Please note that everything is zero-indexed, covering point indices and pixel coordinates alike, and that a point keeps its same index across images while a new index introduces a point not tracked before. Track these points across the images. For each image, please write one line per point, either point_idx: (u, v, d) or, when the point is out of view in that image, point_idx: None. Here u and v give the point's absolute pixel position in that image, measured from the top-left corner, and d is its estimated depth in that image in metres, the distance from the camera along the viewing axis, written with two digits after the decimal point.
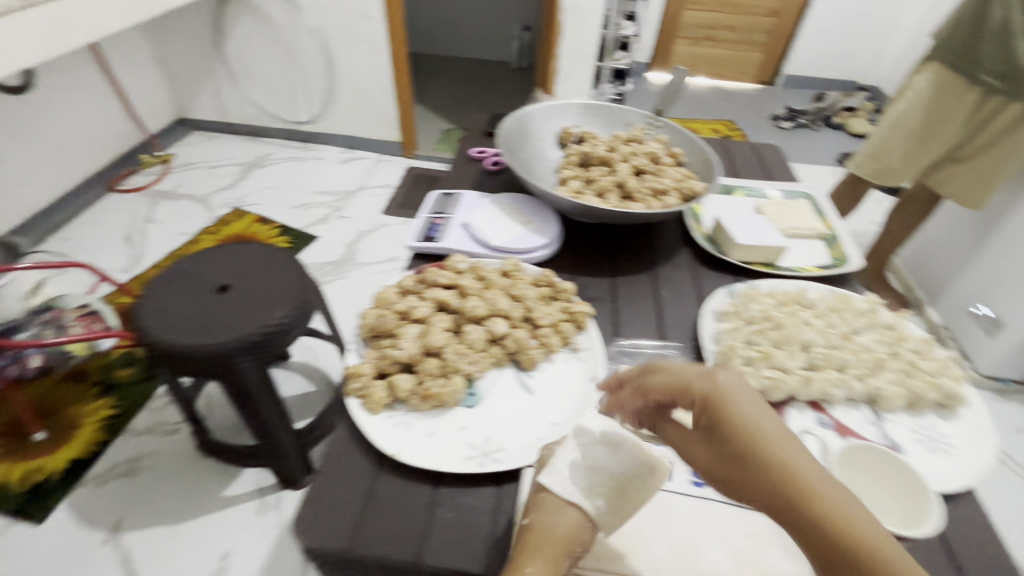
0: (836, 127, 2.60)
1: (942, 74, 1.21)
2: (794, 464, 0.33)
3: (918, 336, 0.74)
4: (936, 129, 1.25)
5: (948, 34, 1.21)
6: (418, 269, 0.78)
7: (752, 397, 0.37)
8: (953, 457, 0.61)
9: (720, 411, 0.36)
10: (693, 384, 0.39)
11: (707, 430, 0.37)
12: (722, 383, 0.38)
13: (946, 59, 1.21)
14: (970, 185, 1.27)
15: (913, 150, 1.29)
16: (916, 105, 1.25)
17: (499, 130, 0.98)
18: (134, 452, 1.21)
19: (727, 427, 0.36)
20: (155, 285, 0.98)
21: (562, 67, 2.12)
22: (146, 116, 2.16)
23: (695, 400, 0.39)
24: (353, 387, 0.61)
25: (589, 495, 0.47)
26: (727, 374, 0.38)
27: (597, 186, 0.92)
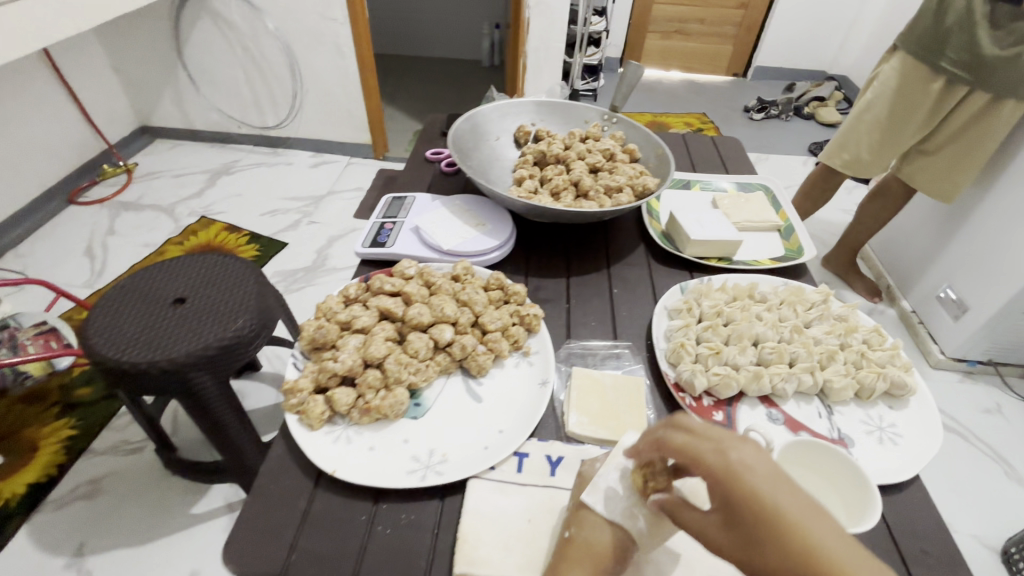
0: (805, 117, 2.62)
1: (908, 63, 1.20)
2: (818, 548, 0.32)
3: (871, 326, 0.74)
4: (905, 120, 1.24)
5: (914, 22, 1.19)
6: (365, 276, 0.76)
7: (769, 474, 0.34)
8: (901, 448, 0.61)
9: (739, 497, 0.34)
10: (705, 461, 0.36)
11: (724, 510, 0.35)
12: (737, 463, 0.34)
13: (911, 48, 1.19)
14: (940, 178, 1.28)
15: (883, 142, 1.29)
16: (885, 96, 1.24)
17: (451, 131, 0.96)
18: (95, 473, 1.16)
19: (745, 510, 0.34)
20: (101, 309, 0.92)
21: (531, 64, 2.10)
22: (105, 126, 2.09)
23: (708, 479, 0.36)
24: (290, 403, 0.59)
25: (633, 513, 0.46)
26: (742, 452, 0.35)
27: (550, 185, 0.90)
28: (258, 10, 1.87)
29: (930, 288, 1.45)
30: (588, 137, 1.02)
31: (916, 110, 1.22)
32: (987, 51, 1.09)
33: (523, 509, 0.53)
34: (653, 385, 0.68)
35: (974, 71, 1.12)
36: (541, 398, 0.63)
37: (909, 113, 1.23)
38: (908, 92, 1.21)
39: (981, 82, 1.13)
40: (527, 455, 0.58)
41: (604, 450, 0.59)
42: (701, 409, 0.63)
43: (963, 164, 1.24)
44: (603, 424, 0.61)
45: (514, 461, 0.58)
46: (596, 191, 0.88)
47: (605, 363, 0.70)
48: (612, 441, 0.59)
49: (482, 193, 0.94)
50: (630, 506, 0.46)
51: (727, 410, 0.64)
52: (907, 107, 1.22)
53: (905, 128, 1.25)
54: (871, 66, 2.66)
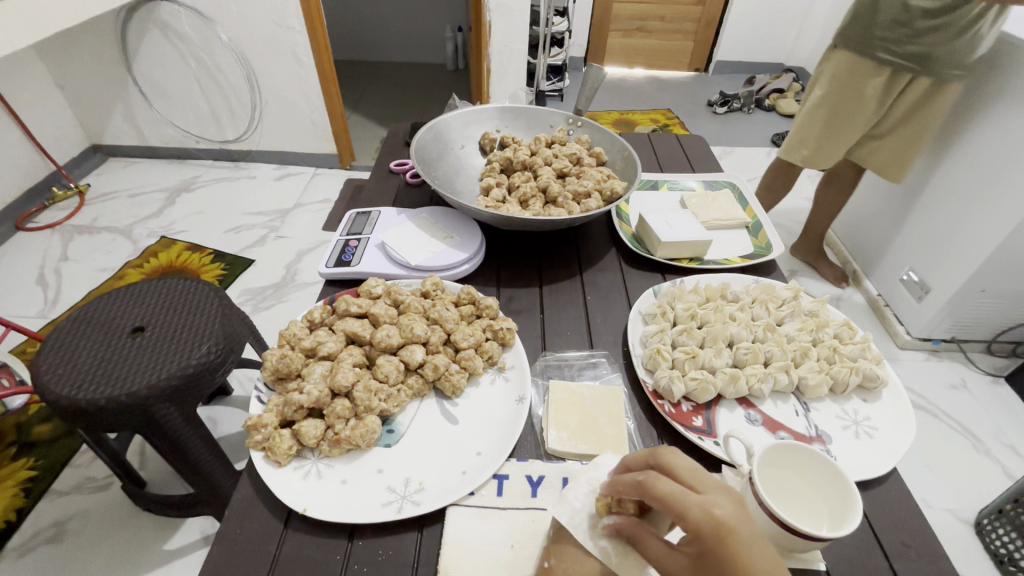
0: (767, 109, 2.68)
1: (849, 57, 1.21)
2: None
3: (840, 319, 0.75)
4: (856, 112, 1.25)
5: (849, 20, 1.21)
6: (330, 298, 0.73)
7: (750, 533, 0.37)
8: (876, 441, 0.62)
9: (722, 552, 0.36)
10: (690, 514, 0.38)
11: (700, 560, 0.37)
12: (723, 519, 0.37)
13: (851, 43, 1.20)
14: (895, 158, 1.31)
15: (839, 134, 1.29)
16: (832, 91, 1.25)
17: (413, 142, 0.93)
18: (58, 515, 1.09)
19: (722, 566, 0.36)
20: (53, 342, 0.87)
21: (495, 67, 2.08)
22: (53, 146, 1.99)
23: (690, 531, 0.38)
24: (254, 440, 0.56)
25: (595, 537, 0.46)
26: (727, 509, 0.37)
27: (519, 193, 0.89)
28: (210, 20, 1.80)
29: (894, 271, 1.49)
30: (554, 141, 1.01)
31: (865, 101, 1.22)
32: (928, 39, 1.11)
33: (505, 535, 0.51)
34: (631, 393, 0.67)
35: (916, 60, 1.14)
36: (518, 415, 0.61)
37: (861, 105, 1.23)
38: (856, 86, 1.22)
39: (927, 69, 1.15)
40: (507, 476, 0.56)
41: (584, 465, 0.58)
42: (680, 415, 0.62)
43: (915, 144, 1.28)
44: (582, 438, 0.59)
45: (494, 484, 0.56)
46: (565, 197, 0.87)
47: (582, 373, 0.69)
48: (591, 455, 0.58)
49: (449, 203, 0.92)
50: (594, 527, 0.47)
51: (706, 414, 0.63)
52: (857, 100, 1.23)
53: (858, 120, 1.26)
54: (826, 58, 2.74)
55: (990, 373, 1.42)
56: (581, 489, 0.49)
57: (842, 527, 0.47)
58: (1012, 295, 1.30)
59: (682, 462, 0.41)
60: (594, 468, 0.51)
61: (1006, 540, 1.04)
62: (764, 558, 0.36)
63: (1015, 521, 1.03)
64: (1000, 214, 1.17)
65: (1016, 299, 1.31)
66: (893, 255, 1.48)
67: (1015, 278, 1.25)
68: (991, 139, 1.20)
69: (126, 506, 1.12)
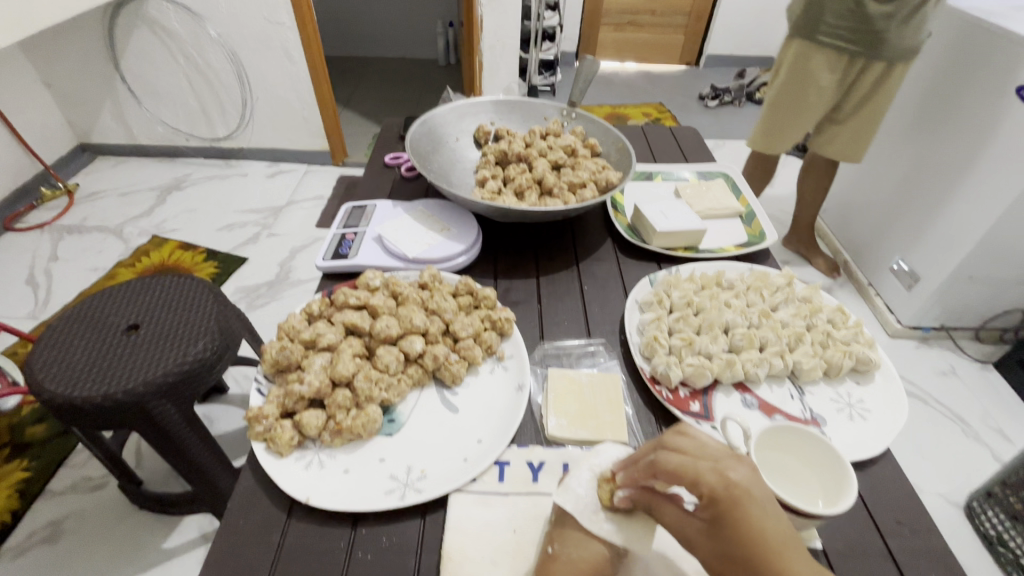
0: (758, 102, 2.70)
1: (802, 47, 1.21)
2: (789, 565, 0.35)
3: (833, 305, 0.76)
4: (819, 99, 1.25)
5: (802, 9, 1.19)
6: (328, 291, 0.73)
7: (760, 496, 0.38)
8: (870, 422, 0.63)
9: (735, 512, 0.37)
10: (703, 477, 0.39)
11: (713, 523, 0.38)
12: (735, 482, 0.38)
13: (804, 33, 1.20)
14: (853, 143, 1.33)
15: (797, 121, 1.31)
16: (790, 80, 1.25)
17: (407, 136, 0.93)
18: (55, 515, 1.09)
19: (734, 526, 0.37)
20: (45, 341, 0.87)
21: (487, 62, 2.07)
22: (40, 145, 1.96)
23: (703, 494, 0.39)
24: (256, 431, 0.56)
25: (597, 520, 0.47)
26: (740, 472, 0.39)
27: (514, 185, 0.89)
28: (198, 17, 1.79)
29: (884, 260, 1.51)
30: (549, 133, 1.01)
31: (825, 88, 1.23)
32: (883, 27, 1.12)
33: (508, 520, 0.52)
34: (629, 380, 0.67)
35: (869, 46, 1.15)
36: (518, 403, 0.62)
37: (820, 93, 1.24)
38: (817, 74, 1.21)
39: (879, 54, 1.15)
40: (508, 463, 0.57)
41: (585, 450, 0.58)
42: (677, 401, 0.63)
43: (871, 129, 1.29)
44: (582, 425, 0.60)
45: (495, 470, 0.56)
46: (560, 187, 0.87)
47: (581, 362, 0.69)
48: (592, 441, 0.59)
49: (445, 196, 0.92)
50: (596, 513, 0.47)
51: (703, 399, 0.64)
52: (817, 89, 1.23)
53: (820, 107, 1.26)
54: None
55: (979, 360, 1.44)
56: (583, 477, 0.49)
57: (840, 502, 0.48)
58: (1000, 283, 1.32)
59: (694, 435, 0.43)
60: (595, 455, 0.51)
61: (997, 521, 1.06)
62: (771, 518, 0.37)
63: (1005, 503, 1.05)
64: (986, 203, 1.18)
65: (1004, 286, 1.34)
66: (883, 245, 1.50)
67: (1002, 265, 1.27)
68: (972, 128, 1.21)
69: (123, 505, 1.11)
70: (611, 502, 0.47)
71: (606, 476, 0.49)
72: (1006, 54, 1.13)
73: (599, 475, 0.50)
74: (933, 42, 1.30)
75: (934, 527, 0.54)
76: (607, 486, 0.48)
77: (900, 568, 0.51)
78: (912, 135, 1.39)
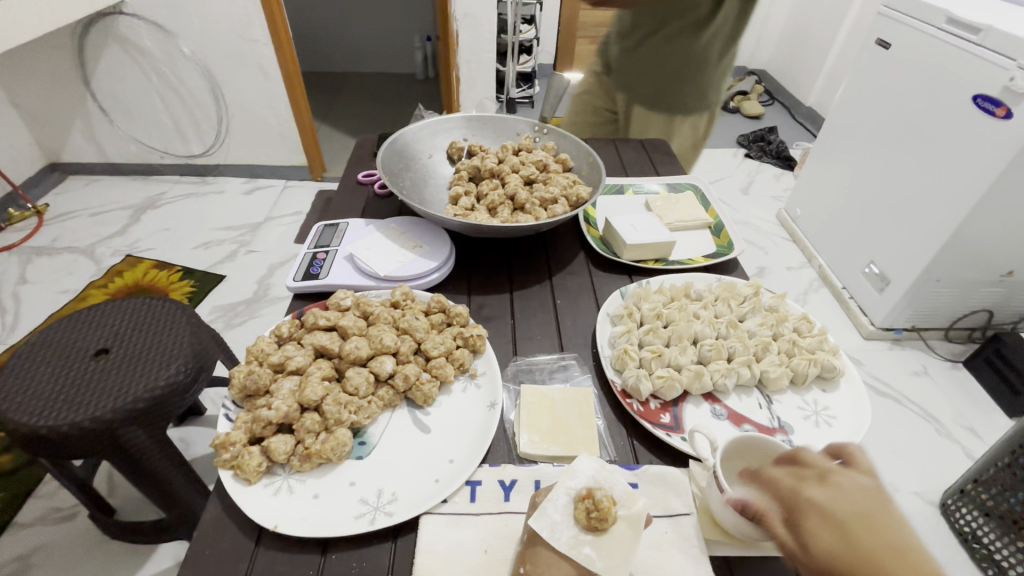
0: (732, 112, 2.84)
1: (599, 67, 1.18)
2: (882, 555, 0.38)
3: (800, 313, 0.78)
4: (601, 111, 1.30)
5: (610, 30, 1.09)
6: (299, 312, 0.73)
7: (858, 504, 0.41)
8: (835, 428, 0.64)
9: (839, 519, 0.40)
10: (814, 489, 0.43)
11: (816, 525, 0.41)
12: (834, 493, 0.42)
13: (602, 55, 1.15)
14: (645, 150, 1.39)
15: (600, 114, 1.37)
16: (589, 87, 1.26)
17: (378, 154, 0.93)
18: (21, 549, 1.05)
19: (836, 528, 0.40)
20: (10, 364, 0.85)
21: (464, 76, 2.09)
22: (8, 166, 1.92)
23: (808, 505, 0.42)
24: (222, 459, 0.55)
25: (577, 545, 0.47)
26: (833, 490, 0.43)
27: (487, 201, 0.90)
28: (171, 34, 1.78)
29: (856, 264, 1.54)
30: (521, 149, 1.02)
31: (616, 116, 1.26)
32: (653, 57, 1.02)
33: (479, 539, 0.52)
34: (601, 395, 0.68)
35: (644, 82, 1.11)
36: (490, 420, 0.62)
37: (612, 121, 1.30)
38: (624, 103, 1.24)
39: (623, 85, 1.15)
40: (480, 482, 0.57)
41: (558, 466, 0.58)
42: (648, 413, 0.64)
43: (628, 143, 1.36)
44: (554, 440, 0.60)
45: (467, 490, 0.56)
46: (531, 203, 0.88)
47: (553, 376, 0.70)
48: (564, 457, 0.59)
49: (418, 213, 0.93)
50: (574, 536, 0.48)
51: (674, 411, 0.65)
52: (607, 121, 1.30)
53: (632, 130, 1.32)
54: (791, 61, 2.90)
55: (948, 360, 1.50)
56: (559, 501, 0.50)
57: None
58: (966, 284, 1.36)
59: (813, 456, 0.46)
60: (571, 477, 0.51)
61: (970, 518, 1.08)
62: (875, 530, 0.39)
63: (977, 501, 1.06)
64: (946, 207, 1.22)
65: (969, 288, 1.38)
66: (856, 250, 1.53)
67: (965, 267, 1.31)
68: (928, 136, 1.25)
69: (94, 536, 1.08)
70: (588, 522, 0.48)
71: (582, 496, 0.49)
72: (960, 63, 1.16)
73: (576, 495, 0.50)
74: (894, 51, 1.33)
75: None
76: (583, 506, 0.48)
77: None
78: (876, 141, 1.42)
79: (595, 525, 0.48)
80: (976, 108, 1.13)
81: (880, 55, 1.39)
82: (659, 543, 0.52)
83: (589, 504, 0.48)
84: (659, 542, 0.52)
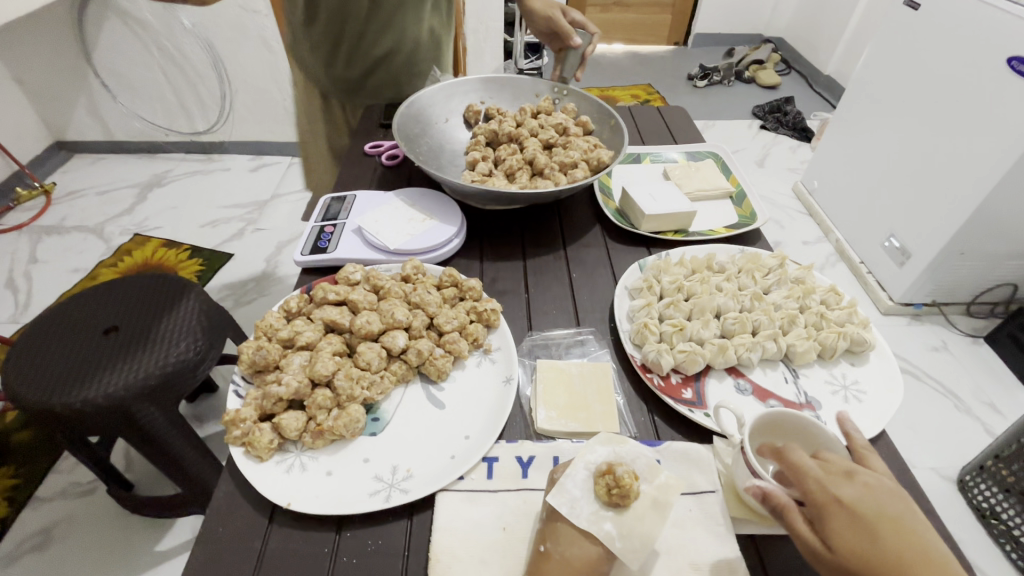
0: (747, 81, 2.76)
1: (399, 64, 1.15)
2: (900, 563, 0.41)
3: (827, 285, 0.75)
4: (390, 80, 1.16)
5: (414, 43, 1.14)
6: (308, 286, 0.71)
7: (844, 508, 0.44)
8: (865, 404, 0.62)
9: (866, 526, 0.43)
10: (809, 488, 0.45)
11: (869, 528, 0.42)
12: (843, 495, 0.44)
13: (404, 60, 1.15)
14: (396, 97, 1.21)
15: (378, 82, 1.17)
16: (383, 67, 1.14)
17: (395, 116, 0.90)
18: (43, 522, 1.06)
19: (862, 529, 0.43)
20: (22, 342, 0.84)
21: (472, 46, 2.01)
22: (13, 144, 1.90)
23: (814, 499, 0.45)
24: (233, 435, 0.54)
25: (598, 520, 0.46)
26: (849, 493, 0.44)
27: (506, 166, 0.87)
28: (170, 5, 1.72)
29: (876, 237, 1.47)
30: (540, 111, 0.98)
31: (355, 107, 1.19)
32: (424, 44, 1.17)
33: (496, 517, 0.50)
34: (621, 369, 0.66)
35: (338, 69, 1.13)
36: (506, 396, 0.60)
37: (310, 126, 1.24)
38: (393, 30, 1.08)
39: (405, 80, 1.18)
40: (497, 459, 0.55)
41: (577, 443, 0.56)
42: (669, 388, 0.62)
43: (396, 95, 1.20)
44: (573, 416, 0.58)
45: (484, 467, 0.54)
46: (551, 167, 0.85)
47: (570, 352, 0.67)
48: (583, 433, 0.57)
49: (437, 181, 0.90)
50: (595, 512, 0.46)
51: (696, 386, 0.63)
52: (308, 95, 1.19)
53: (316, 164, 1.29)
54: (809, 27, 2.80)
55: (970, 335, 1.46)
56: (579, 476, 0.48)
57: None
58: (992, 257, 1.31)
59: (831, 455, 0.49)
60: (590, 452, 0.50)
61: (989, 494, 1.07)
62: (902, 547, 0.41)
63: (996, 477, 1.05)
64: (973, 176, 1.15)
65: (994, 262, 1.33)
66: (876, 221, 1.46)
67: (990, 240, 1.26)
68: (954, 103, 1.18)
69: (112, 509, 1.09)
70: (609, 498, 0.46)
71: (603, 471, 0.48)
72: (993, 21, 1.10)
73: (597, 470, 0.48)
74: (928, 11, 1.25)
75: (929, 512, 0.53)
76: (604, 482, 0.47)
77: None
78: (900, 108, 1.35)
79: (618, 500, 0.46)
80: (1011, 71, 1.06)
81: (907, 18, 1.32)
82: (684, 521, 0.50)
83: (610, 481, 0.47)
84: (684, 520, 0.50)
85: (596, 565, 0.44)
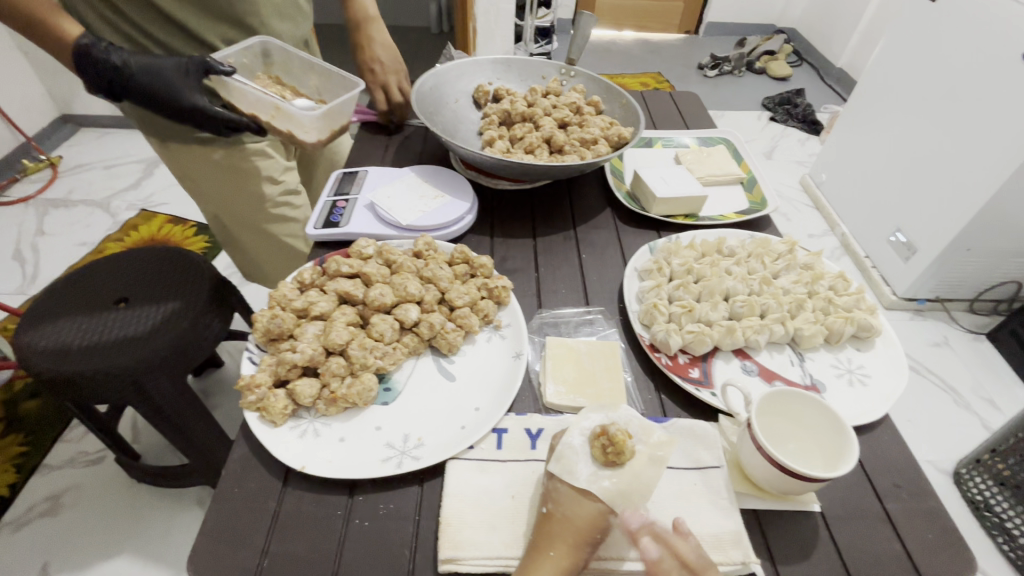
0: (757, 71, 2.73)
1: None
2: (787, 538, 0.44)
3: (835, 271, 0.75)
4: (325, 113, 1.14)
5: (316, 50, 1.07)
6: (320, 259, 0.71)
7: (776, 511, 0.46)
8: (869, 388, 0.63)
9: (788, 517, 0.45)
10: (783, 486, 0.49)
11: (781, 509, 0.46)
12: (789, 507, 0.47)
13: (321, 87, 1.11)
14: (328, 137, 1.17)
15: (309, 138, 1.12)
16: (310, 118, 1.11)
17: (412, 93, 0.89)
18: (53, 489, 1.08)
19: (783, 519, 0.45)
20: (35, 313, 0.85)
21: (482, 28, 1.98)
22: (20, 116, 1.89)
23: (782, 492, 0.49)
24: (248, 401, 0.55)
25: (597, 480, 0.47)
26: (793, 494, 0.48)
27: (524, 143, 0.87)
28: None
29: (881, 231, 1.45)
30: (549, 92, 0.98)
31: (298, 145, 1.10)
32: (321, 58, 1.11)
33: (506, 486, 0.52)
34: (628, 349, 0.66)
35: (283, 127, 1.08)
36: (517, 370, 0.61)
37: (252, 206, 1.00)
38: (349, 15, 1.00)
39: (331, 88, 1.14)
40: (506, 430, 0.56)
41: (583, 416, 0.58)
42: (677, 367, 0.63)
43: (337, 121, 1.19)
44: (580, 392, 0.59)
45: (493, 437, 0.56)
46: (572, 144, 0.85)
47: (579, 330, 0.68)
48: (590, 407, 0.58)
49: (457, 162, 0.92)
50: (593, 473, 0.47)
51: (702, 366, 0.64)
52: (225, 177, 0.95)
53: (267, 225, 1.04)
54: (822, 19, 2.76)
55: (971, 331, 1.47)
56: (575, 442, 0.49)
57: (839, 468, 0.48)
58: (997, 254, 1.31)
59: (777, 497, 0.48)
60: (585, 418, 0.50)
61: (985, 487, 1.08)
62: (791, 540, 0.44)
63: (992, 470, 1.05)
64: (984, 172, 1.14)
65: (1000, 258, 1.33)
66: (881, 214, 1.44)
67: (998, 237, 1.25)
68: (967, 97, 1.17)
69: (121, 479, 1.10)
70: (605, 458, 0.47)
71: (597, 433, 0.48)
72: (1010, 14, 1.08)
73: (591, 433, 0.49)
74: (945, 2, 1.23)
75: (929, 494, 0.54)
76: (600, 443, 0.47)
77: (898, 534, 0.51)
78: (912, 100, 1.33)
79: (613, 461, 0.47)
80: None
81: (923, 10, 1.30)
82: (688, 494, 0.51)
83: (605, 441, 0.47)
84: (687, 493, 0.51)
85: (597, 525, 0.45)
